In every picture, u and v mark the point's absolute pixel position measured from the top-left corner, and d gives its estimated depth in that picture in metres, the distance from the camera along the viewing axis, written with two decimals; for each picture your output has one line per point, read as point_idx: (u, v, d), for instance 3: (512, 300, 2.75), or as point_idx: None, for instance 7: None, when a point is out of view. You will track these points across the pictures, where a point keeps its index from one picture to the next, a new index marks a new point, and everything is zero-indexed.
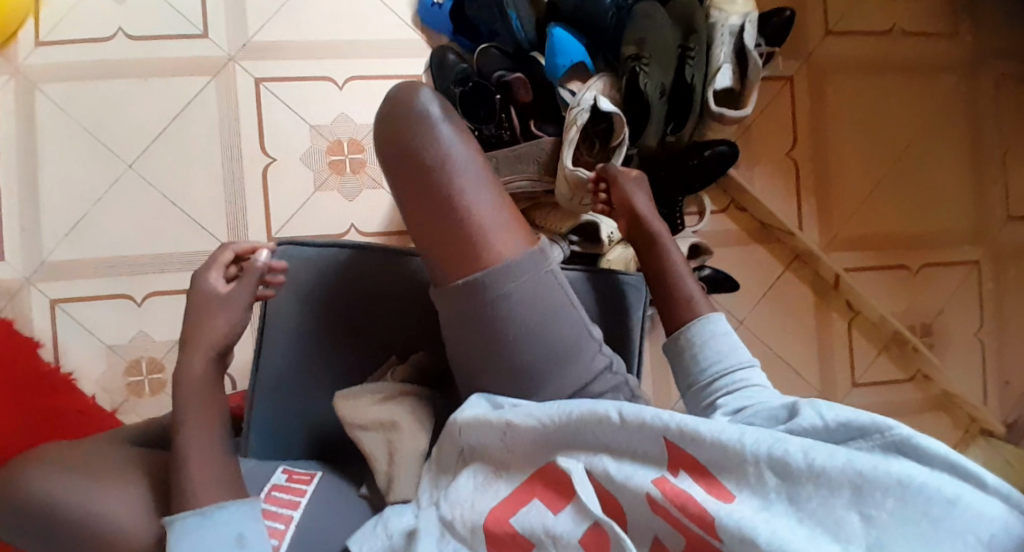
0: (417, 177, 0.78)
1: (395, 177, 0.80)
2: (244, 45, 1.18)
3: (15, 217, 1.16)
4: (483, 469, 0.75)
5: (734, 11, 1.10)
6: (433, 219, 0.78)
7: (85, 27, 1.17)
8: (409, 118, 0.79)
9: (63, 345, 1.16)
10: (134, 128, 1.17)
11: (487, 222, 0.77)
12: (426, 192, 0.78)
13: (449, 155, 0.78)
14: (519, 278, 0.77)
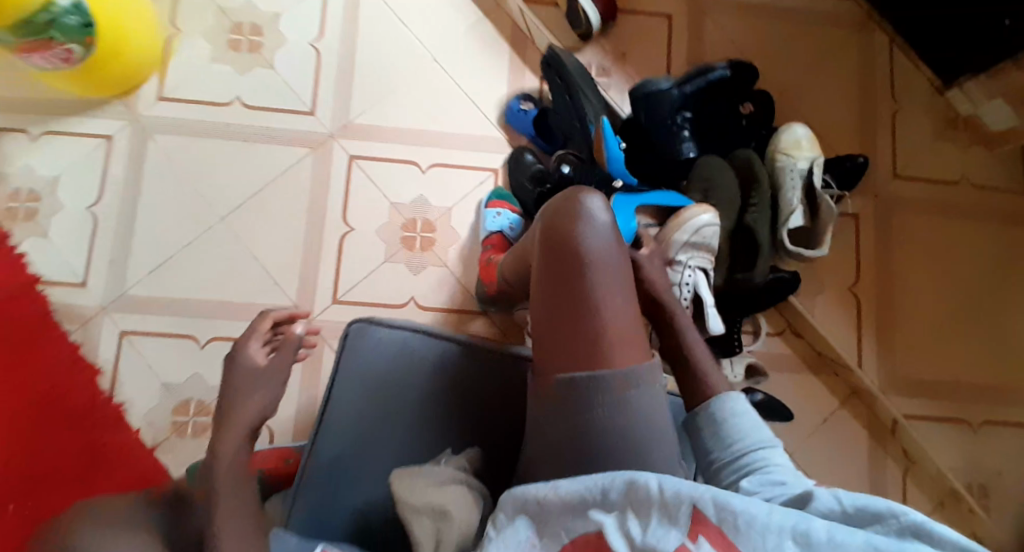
0: (562, 268, 0.81)
1: (542, 268, 0.83)
2: (345, 125, 1.28)
3: (106, 247, 1.23)
4: (528, 522, 0.74)
5: (801, 156, 1.20)
6: (564, 310, 0.81)
7: (196, 93, 1.28)
8: (576, 211, 0.82)
9: (123, 372, 1.20)
10: (230, 183, 1.26)
11: (614, 330, 0.80)
12: (564, 286, 0.81)
13: (597, 256, 0.81)
14: (632, 387, 0.79)
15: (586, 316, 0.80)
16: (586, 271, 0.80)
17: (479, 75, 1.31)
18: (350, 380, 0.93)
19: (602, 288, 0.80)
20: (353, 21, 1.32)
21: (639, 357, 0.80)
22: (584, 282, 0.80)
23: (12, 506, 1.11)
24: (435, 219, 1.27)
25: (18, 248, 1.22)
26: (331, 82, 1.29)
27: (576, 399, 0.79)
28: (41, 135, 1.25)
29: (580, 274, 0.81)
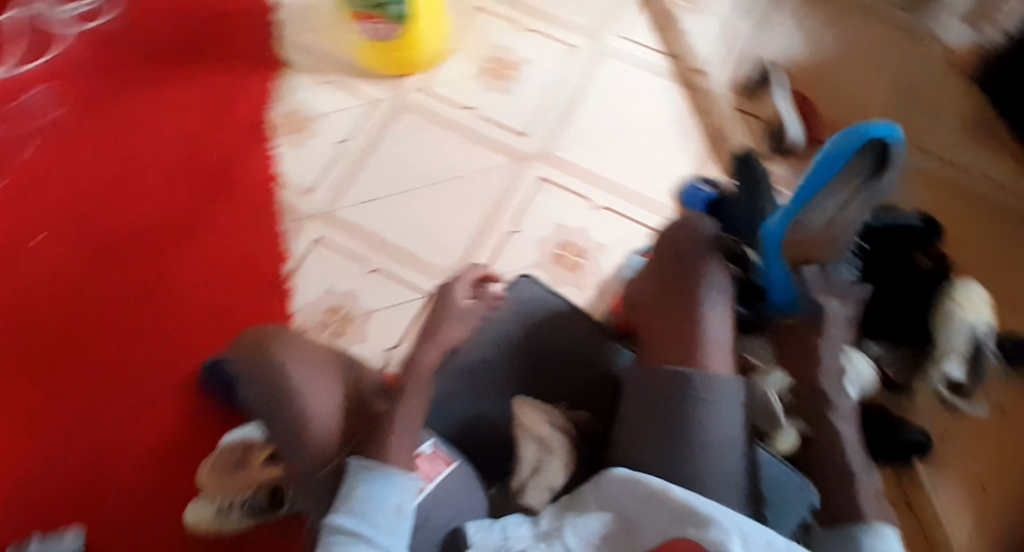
0: (673, 290, 1.07)
1: (658, 285, 1.09)
2: (546, 153, 1.54)
3: (335, 174, 1.54)
4: (619, 516, 0.91)
5: (974, 314, 1.30)
6: (671, 314, 1.05)
7: (449, 91, 1.59)
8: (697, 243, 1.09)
9: (305, 267, 1.48)
10: (444, 163, 1.54)
11: (707, 336, 1.01)
12: (676, 298, 1.05)
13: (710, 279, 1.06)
14: (716, 392, 0.96)
15: (686, 320, 1.02)
16: (695, 289, 1.05)
17: (671, 157, 1.54)
18: (501, 321, 1.24)
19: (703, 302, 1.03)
20: (587, 82, 1.59)
21: (727, 364, 0.99)
22: (691, 296, 1.04)
23: (174, 327, 1.46)
24: (589, 241, 1.48)
25: (276, 151, 1.57)
26: (550, 120, 1.56)
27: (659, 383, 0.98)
28: (328, 83, 1.62)
29: (693, 288, 1.05)
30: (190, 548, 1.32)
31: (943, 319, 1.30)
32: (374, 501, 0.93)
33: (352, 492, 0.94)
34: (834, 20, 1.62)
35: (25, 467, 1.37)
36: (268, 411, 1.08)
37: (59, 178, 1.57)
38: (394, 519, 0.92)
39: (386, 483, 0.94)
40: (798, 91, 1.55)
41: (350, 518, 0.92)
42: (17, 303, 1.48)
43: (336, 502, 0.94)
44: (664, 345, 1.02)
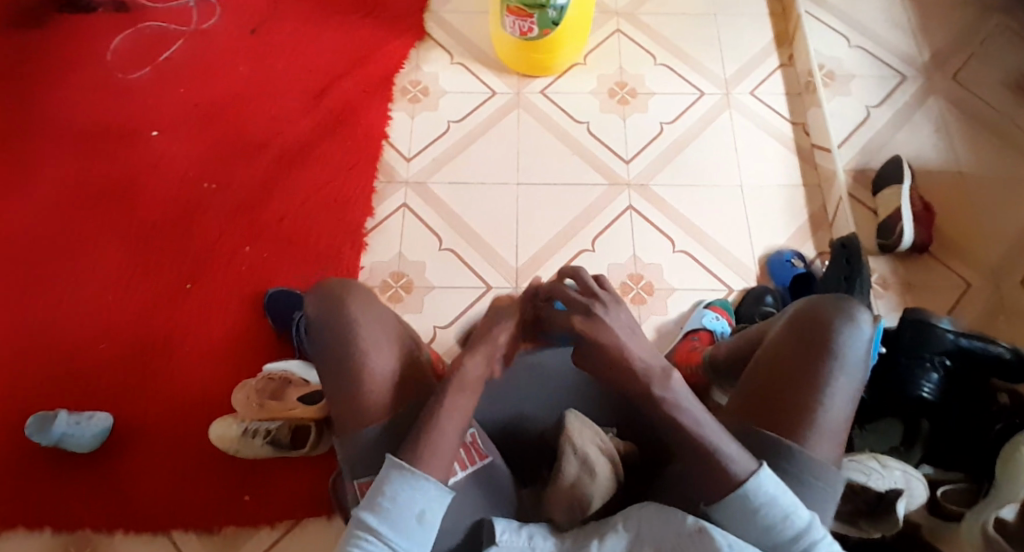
0: (809, 351, 1.04)
1: (786, 346, 1.05)
2: (642, 183, 1.53)
3: (438, 150, 1.57)
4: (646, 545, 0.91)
5: None
6: (797, 389, 1.03)
7: (568, 100, 1.60)
8: (838, 321, 1.04)
9: (385, 227, 1.52)
10: (544, 167, 1.54)
11: (828, 422, 1.01)
12: (805, 370, 1.03)
13: (848, 360, 1.03)
14: (820, 467, 1.00)
15: (811, 398, 1.02)
16: (829, 367, 1.02)
17: (769, 222, 1.51)
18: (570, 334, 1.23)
19: (835, 385, 1.02)
20: (706, 126, 1.57)
21: (835, 453, 1.01)
22: (823, 374, 1.02)
23: (248, 249, 1.52)
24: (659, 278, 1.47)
25: (391, 114, 1.61)
26: (658, 153, 1.55)
27: (774, 454, 1.00)
28: (458, 64, 1.66)
29: (823, 365, 1.03)
30: (212, 461, 1.42)
31: (1012, 459, 1.27)
32: (402, 501, 0.91)
33: (380, 492, 0.92)
34: (976, 135, 1.56)
35: (87, 340, 1.47)
36: (327, 370, 1.04)
37: (191, 85, 1.66)
38: (419, 522, 0.91)
39: (416, 487, 0.91)
40: (923, 196, 1.51)
41: (380, 519, 0.90)
42: (122, 188, 1.57)
43: (368, 496, 0.92)
44: (786, 400, 1.03)
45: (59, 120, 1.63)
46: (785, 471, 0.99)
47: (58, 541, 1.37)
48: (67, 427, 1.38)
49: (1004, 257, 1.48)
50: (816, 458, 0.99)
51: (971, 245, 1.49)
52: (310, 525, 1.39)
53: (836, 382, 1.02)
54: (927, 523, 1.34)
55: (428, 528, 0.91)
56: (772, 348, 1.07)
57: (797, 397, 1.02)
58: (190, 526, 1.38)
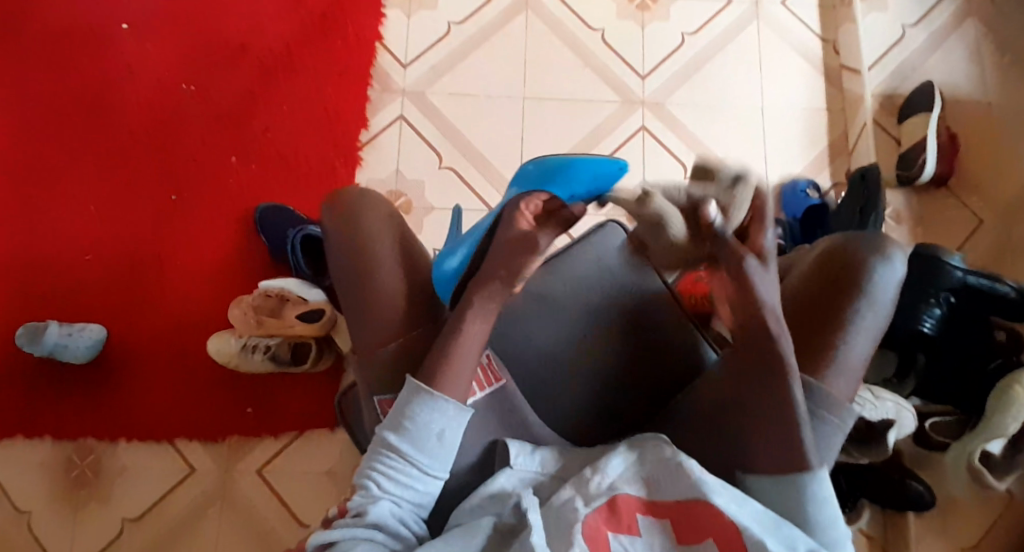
0: (834, 285, 0.93)
1: (809, 281, 0.94)
2: (656, 102, 1.44)
3: (438, 55, 1.47)
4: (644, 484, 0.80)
5: None
6: (816, 321, 0.91)
7: (580, 3, 1.49)
8: (869, 258, 0.93)
9: (382, 140, 1.44)
10: (552, 79, 1.45)
11: (846, 360, 0.90)
12: (826, 306, 0.92)
13: (876, 299, 0.91)
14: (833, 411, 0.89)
15: (829, 333, 0.91)
16: (853, 303, 0.91)
17: (787, 148, 1.44)
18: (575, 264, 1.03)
19: (858, 323, 0.90)
20: (727, 41, 1.48)
21: (851, 393, 0.91)
22: (845, 311, 0.91)
23: (235, 159, 1.45)
24: None
25: (389, 11, 1.50)
26: (675, 67, 1.46)
27: (783, 392, 0.90)
28: None
29: (846, 301, 0.91)
30: (212, 376, 1.42)
31: (1004, 397, 1.31)
32: (422, 415, 0.83)
33: (401, 408, 0.83)
34: (1012, 55, 1.46)
35: (73, 248, 1.42)
36: (340, 281, 0.97)
37: None
38: (439, 439, 0.83)
39: (437, 400, 0.83)
40: (952, 128, 1.43)
41: (398, 438, 0.83)
42: (98, 85, 1.48)
43: (390, 414, 0.84)
44: (805, 335, 0.91)
45: (27, 8, 1.52)
46: (794, 409, 0.89)
47: (62, 451, 1.38)
48: (60, 341, 1.35)
49: None
50: (828, 396, 0.89)
51: (997, 175, 1.42)
52: (314, 437, 1.41)
53: (859, 321, 0.91)
54: (912, 449, 1.44)
55: (449, 447, 0.83)
56: (794, 283, 0.96)
57: (815, 332, 0.91)
58: (195, 437, 1.40)
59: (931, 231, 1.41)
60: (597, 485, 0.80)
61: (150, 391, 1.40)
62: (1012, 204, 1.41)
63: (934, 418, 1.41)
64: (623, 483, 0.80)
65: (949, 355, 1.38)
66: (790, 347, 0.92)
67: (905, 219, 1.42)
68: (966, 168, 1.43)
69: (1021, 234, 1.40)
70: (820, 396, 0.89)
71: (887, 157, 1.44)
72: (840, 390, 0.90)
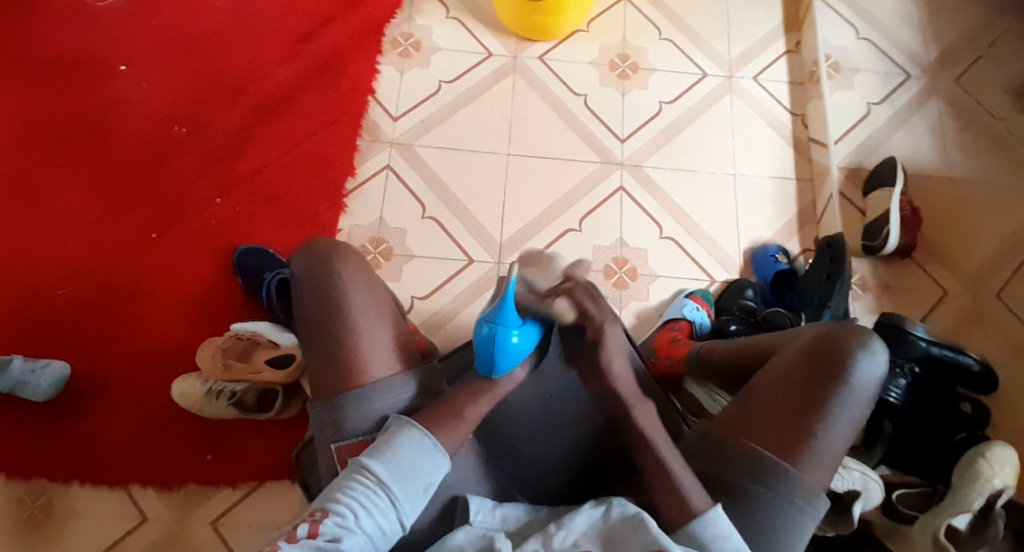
0: (820, 379, 1.00)
1: (792, 369, 1.01)
2: (635, 164, 1.51)
3: (427, 110, 1.52)
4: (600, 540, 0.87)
5: (999, 475, 1.26)
6: (801, 413, 0.99)
7: (564, 68, 1.56)
8: (853, 355, 1.00)
9: (366, 188, 1.47)
10: (535, 138, 1.51)
11: (825, 452, 0.97)
12: (809, 397, 0.99)
13: (856, 397, 0.99)
14: (812, 501, 0.96)
15: (811, 426, 0.98)
16: (837, 399, 0.99)
17: (757, 212, 1.50)
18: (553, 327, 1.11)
19: (840, 417, 0.98)
20: (705, 108, 1.55)
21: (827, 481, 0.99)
22: (829, 405, 0.98)
23: (219, 201, 1.46)
24: (641, 258, 1.45)
25: (380, 67, 1.56)
26: (652, 132, 1.53)
27: (767, 477, 0.96)
28: (453, 19, 1.60)
29: (829, 395, 0.99)
30: (175, 417, 1.37)
31: (971, 470, 1.27)
32: (406, 454, 0.92)
33: (387, 443, 0.93)
34: (969, 135, 1.55)
35: (44, 282, 1.40)
36: (311, 336, 1.03)
37: (169, 19, 1.59)
38: (418, 481, 0.91)
39: (426, 443, 0.93)
40: (914, 201, 1.49)
41: (381, 470, 0.90)
42: (83, 124, 1.50)
43: (373, 448, 0.92)
44: (791, 426, 0.98)
45: (19, 44, 1.54)
46: (782, 494, 0.95)
47: (9, 490, 1.32)
48: (22, 374, 1.31)
49: (988, 259, 1.48)
50: (808, 486, 0.96)
51: (957, 247, 1.48)
52: (274, 489, 1.36)
53: (839, 415, 0.98)
54: (880, 522, 1.34)
55: (424, 490, 0.92)
56: (777, 368, 1.03)
57: (801, 422, 0.98)
58: (152, 482, 1.34)
59: (896, 299, 1.45)
60: (561, 541, 0.87)
61: (108, 431, 1.35)
62: (971, 275, 1.47)
63: (901, 490, 1.34)
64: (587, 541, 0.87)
65: (916, 424, 1.36)
66: (776, 433, 0.98)
67: (871, 287, 1.46)
68: (928, 239, 1.49)
69: (981, 302, 1.45)
70: (801, 485, 0.96)
71: (853, 226, 1.49)
72: (820, 477, 0.98)
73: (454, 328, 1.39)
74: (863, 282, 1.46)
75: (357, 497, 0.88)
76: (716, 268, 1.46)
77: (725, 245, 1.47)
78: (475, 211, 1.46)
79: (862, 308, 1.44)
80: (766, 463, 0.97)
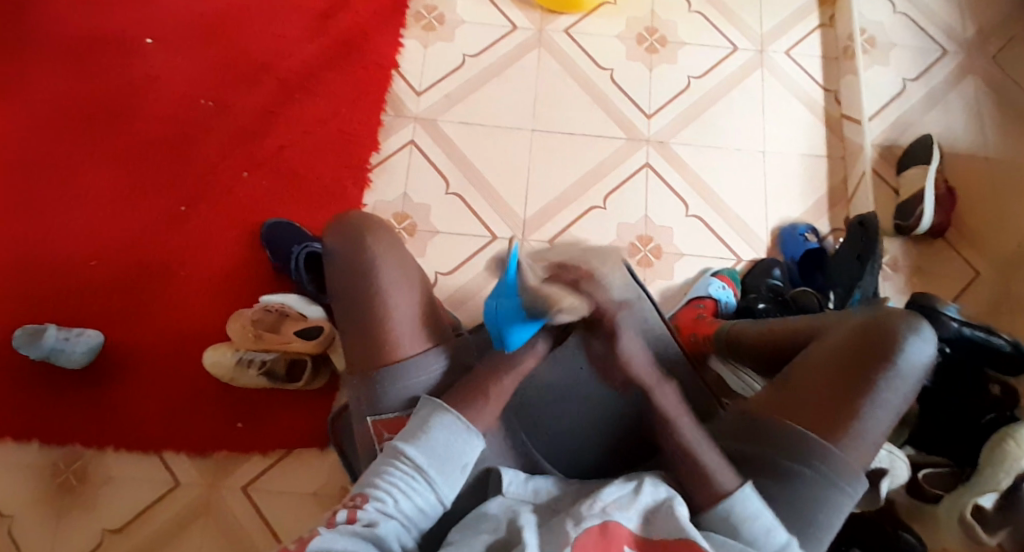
0: (865, 359, 0.99)
1: (841, 349, 1.01)
2: (661, 140, 1.49)
3: (452, 85, 1.52)
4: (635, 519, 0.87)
5: None
6: (843, 393, 0.98)
7: (589, 43, 1.55)
8: (902, 336, 1.00)
9: (392, 163, 1.48)
10: (561, 114, 1.50)
11: (866, 433, 0.97)
12: (855, 378, 0.99)
13: (902, 379, 0.99)
14: (848, 482, 0.96)
15: (856, 407, 0.98)
16: (883, 378, 0.98)
17: (787, 190, 1.47)
18: None
19: (884, 398, 0.98)
20: (735, 83, 1.53)
21: (866, 462, 0.98)
22: (873, 384, 0.98)
23: (247, 174, 1.48)
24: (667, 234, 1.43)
25: (406, 41, 1.55)
26: (679, 109, 1.51)
27: (801, 452, 0.96)
28: None
29: (875, 380, 0.98)
30: (204, 387, 1.40)
31: (998, 450, 1.24)
32: (440, 437, 0.93)
33: (421, 427, 0.94)
34: (1008, 112, 1.51)
35: (78, 253, 1.44)
36: (343, 309, 1.05)
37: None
38: (454, 465, 0.93)
39: (460, 427, 0.94)
40: (948, 180, 1.45)
41: (416, 455, 0.92)
42: (116, 97, 1.52)
43: (408, 433, 0.94)
44: (830, 406, 0.98)
45: (54, 19, 1.57)
46: (817, 471, 0.95)
47: (46, 455, 1.36)
48: (57, 343, 1.35)
49: None
50: (848, 466, 0.96)
51: (993, 227, 1.44)
52: (302, 457, 1.38)
53: (884, 398, 0.98)
54: (905, 500, 1.36)
55: (460, 473, 0.93)
56: (824, 351, 1.03)
57: (842, 401, 0.98)
58: (183, 450, 1.37)
59: (928, 280, 1.42)
60: (590, 507, 0.87)
61: (140, 399, 1.39)
62: (1008, 255, 1.43)
63: (926, 469, 1.32)
64: (616, 509, 0.87)
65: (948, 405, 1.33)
66: (817, 412, 0.98)
67: (903, 267, 1.43)
68: (963, 217, 1.45)
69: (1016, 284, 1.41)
70: (834, 464, 0.95)
71: (886, 204, 1.46)
72: (859, 456, 0.97)
73: (477, 305, 1.39)
74: (894, 263, 1.43)
75: (392, 484, 0.91)
76: (743, 246, 1.44)
77: (753, 222, 1.45)
78: (500, 186, 1.45)
79: (893, 287, 1.41)
80: (803, 440, 0.96)
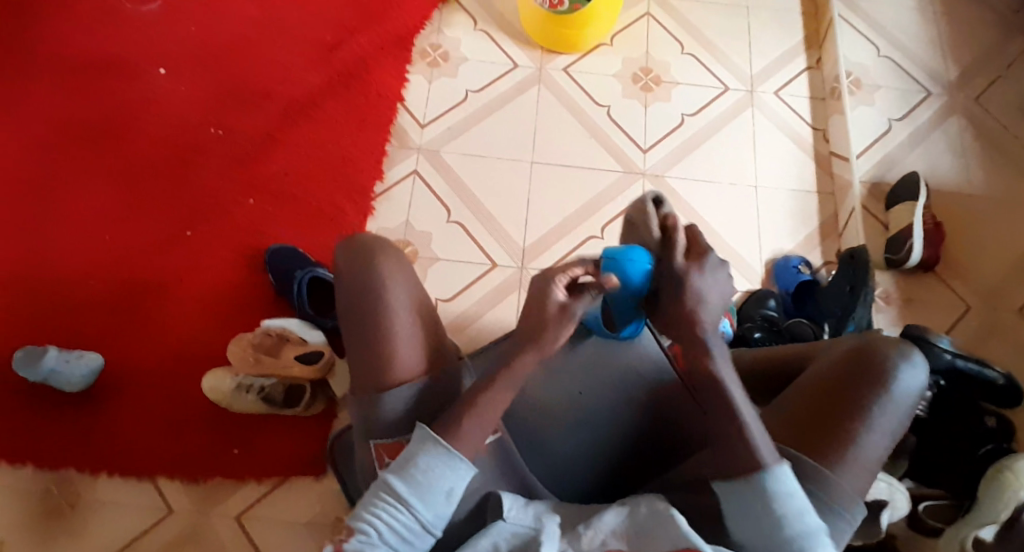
0: (858, 383, 0.98)
1: (836, 373, 0.99)
2: (657, 173, 1.53)
3: (455, 118, 1.57)
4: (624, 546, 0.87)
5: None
6: (837, 417, 0.97)
7: (586, 80, 1.61)
8: (895, 359, 0.98)
9: (395, 193, 1.51)
10: (560, 147, 1.54)
11: (861, 458, 0.95)
12: (849, 402, 0.97)
13: (896, 403, 0.97)
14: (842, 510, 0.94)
15: (851, 433, 0.96)
16: (876, 402, 0.96)
17: (779, 224, 1.51)
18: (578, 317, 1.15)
19: (878, 422, 0.96)
20: (727, 120, 1.58)
21: (861, 488, 0.96)
22: (866, 407, 0.96)
23: (251, 202, 1.51)
24: None
25: (410, 76, 1.61)
26: (674, 143, 1.56)
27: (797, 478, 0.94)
28: (481, 31, 1.65)
29: (871, 403, 0.96)
30: (202, 411, 1.40)
31: (997, 483, 1.24)
32: (425, 468, 0.89)
33: (407, 456, 0.90)
34: (989, 151, 1.57)
35: (81, 276, 1.45)
36: (348, 326, 1.02)
37: (209, 28, 1.65)
38: (441, 496, 0.89)
39: (445, 456, 0.89)
40: (935, 215, 1.50)
41: (401, 487, 0.88)
42: (126, 126, 1.56)
43: (397, 459, 0.90)
44: (825, 431, 0.96)
45: (67, 50, 1.61)
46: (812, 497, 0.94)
47: (37, 478, 1.34)
48: (57, 365, 1.35)
49: (1010, 272, 1.48)
50: (842, 491, 0.94)
51: (980, 260, 1.48)
52: (297, 484, 1.37)
53: (879, 422, 0.96)
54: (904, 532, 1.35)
55: (449, 504, 0.89)
56: (818, 372, 1.01)
57: (837, 426, 0.96)
58: (177, 475, 1.36)
59: (919, 311, 1.45)
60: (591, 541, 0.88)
61: (137, 423, 1.38)
62: (994, 287, 1.46)
63: (926, 501, 1.32)
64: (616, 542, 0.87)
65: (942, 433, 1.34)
66: (813, 436, 0.96)
67: (895, 300, 1.46)
68: (949, 250, 1.49)
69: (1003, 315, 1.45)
70: (828, 490, 0.94)
71: (876, 239, 1.50)
72: (853, 482, 0.95)
73: (476, 330, 1.41)
74: (886, 296, 1.46)
75: (379, 515, 0.88)
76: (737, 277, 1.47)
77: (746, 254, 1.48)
78: (500, 215, 1.49)
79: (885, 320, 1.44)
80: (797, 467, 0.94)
